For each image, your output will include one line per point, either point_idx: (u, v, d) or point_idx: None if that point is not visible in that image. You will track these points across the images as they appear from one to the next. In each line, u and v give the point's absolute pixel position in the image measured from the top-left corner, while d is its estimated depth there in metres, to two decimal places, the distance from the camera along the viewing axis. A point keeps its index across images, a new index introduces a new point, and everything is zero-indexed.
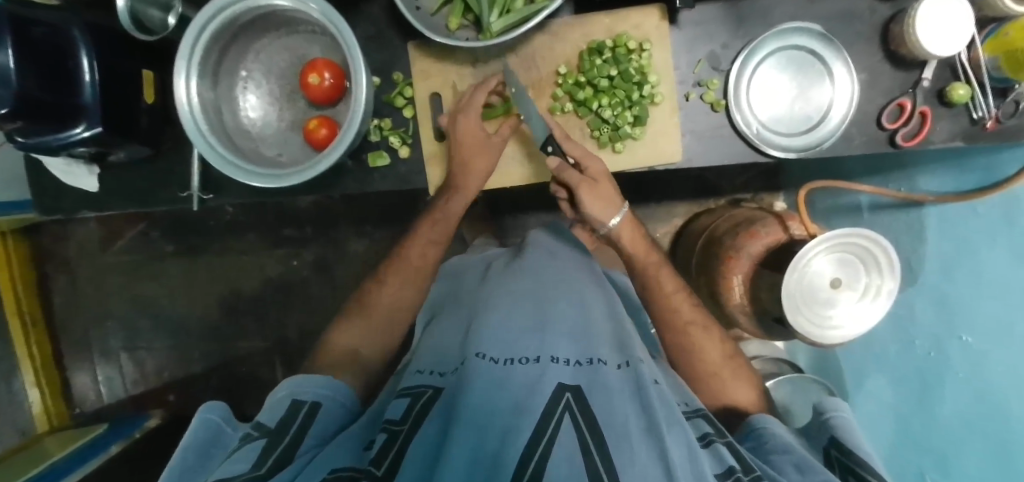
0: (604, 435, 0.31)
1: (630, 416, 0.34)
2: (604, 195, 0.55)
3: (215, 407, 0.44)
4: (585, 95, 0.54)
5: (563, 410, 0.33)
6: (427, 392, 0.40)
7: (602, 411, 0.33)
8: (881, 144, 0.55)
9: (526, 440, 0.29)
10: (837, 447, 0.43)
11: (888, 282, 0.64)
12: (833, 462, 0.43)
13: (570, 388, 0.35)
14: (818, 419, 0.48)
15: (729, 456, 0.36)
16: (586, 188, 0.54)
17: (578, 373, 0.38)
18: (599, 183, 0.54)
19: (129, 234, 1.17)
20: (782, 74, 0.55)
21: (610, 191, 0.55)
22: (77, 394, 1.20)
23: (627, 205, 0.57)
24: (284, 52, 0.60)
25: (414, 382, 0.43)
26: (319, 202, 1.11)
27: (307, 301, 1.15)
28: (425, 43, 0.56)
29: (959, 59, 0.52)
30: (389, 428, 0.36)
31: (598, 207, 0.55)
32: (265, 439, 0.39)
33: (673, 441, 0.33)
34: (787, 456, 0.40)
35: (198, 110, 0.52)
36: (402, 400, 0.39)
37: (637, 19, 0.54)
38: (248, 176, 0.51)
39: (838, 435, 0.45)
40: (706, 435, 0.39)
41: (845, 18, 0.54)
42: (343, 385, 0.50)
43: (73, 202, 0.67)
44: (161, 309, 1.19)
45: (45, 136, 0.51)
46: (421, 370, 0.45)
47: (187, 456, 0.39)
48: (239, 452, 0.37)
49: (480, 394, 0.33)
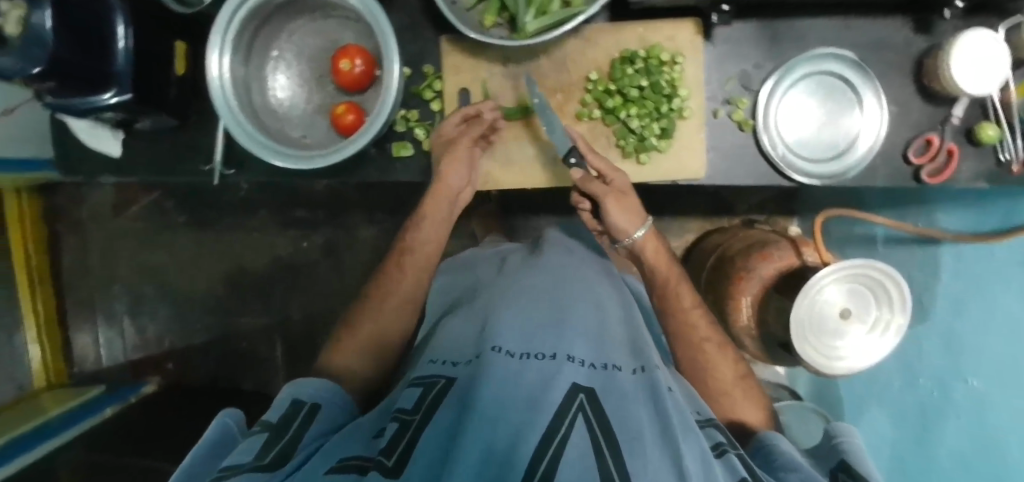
0: (618, 440, 0.31)
1: (644, 423, 0.34)
2: (630, 207, 0.54)
3: (230, 415, 0.45)
4: (614, 103, 0.54)
5: (577, 411, 0.33)
6: (439, 382, 0.40)
7: (615, 416, 0.34)
8: (905, 178, 0.55)
9: (539, 438, 0.30)
10: (846, 470, 0.43)
11: (898, 318, 0.64)
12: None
13: (585, 389, 0.35)
14: (829, 444, 0.48)
15: (741, 468, 0.36)
16: (614, 198, 0.53)
17: (594, 374, 0.38)
18: (624, 194, 0.54)
19: (143, 201, 1.18)
20: (811, 99, 0.55)
21: (634, 203, 0.54)
22: (77, 353, 1.22)
23: (651, 218, 0.56)
24: (317, 35, 0.60)
25: (427, 371, 0.43)
26: (333, 187, 1.11)
27: (313, 284, 1.16)
28: (458, 38, 0.57)
29: (991, 99, 0.52)
30: (401, 417, 0.36)
31: (624, 219, 0.54)
32: (267, 433, 0.39)
33: (686, 449, 0.34)
34: (795, 474, 0.40)
35: (229, 85, 0.53)
36: (414, 389, 0.40)
37: (671, 31, 0.54)
38: (274, 155, 0.52)
39: (848, 458, 0.44)
40: (720, 445, 0.39)
41: (879, 49, 0.54)
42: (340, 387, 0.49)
43: (96, 165, 0.67)
44: (167, 278, 1.20)
45: (73, 99, 0.51)
46: (435, 359, 0.45)
47: (198, 452, 0.39)
48: (243, 445, 0.37)
49: (495, 388, 0.34)
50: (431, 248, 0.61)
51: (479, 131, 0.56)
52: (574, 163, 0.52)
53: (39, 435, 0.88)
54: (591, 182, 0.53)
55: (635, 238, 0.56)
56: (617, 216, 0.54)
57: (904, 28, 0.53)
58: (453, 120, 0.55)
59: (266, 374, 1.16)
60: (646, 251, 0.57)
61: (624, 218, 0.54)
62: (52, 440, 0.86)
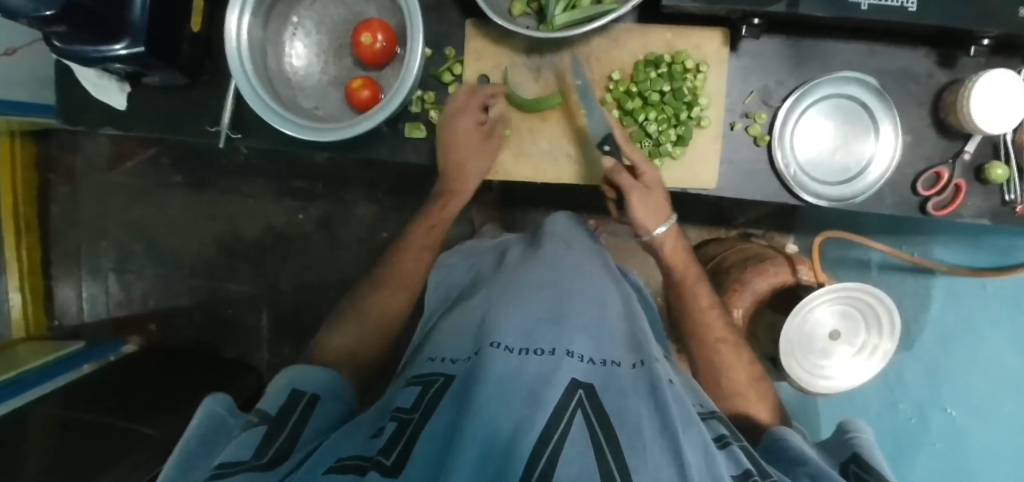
0: (617, 435, 0.32)
1: (644, 417, 0.35)
2: (658, 205, 0.54)
3: (222, 401, 0.44)
4: (633, 105, 0.54)
5: (576, 407, 0.33)
6: (439, 380, 0.40)
7: (614, 411, 0.34)
8: (911, 208, 0.55)
9: (537, 435, 0.30)
10: (857, 463, 0.43)
11: (885, 343, 0.65)
12: (849, 476, 0.43)
13: (584, 385, 0.36)
14: (840, 438, 0.48)
15: (744, 459, 0.36)
16: (637, 193, 0.53)
17: (592, 369, 0.38)
18: (653, 190, 0.53)
19: (139, 157, 1.15)
20: (828, 121, 0.55)
21: (660, 198, 0.54)
22: (59, 306, 1.20)
23: (676, 214, 0.57)
24: (339, 6, 0.59)
25: (426, 369, 0.44)
26: (335, 160, 1.10)
27: (306, 257, 1.15)
28: (483, 24, 0.56)
29: (1004, 138, 0.52)
30: (399, 416, 0.37)
31: (649, 214, 0.54)
32: (266, 426, 0.39)
33: (687, 444, 0.34)
34: (804, 467, 0.40)
35: (246, 49, 0.52)
36: (413, 388, 0.41)
37: (697, 39, 0.54)
38: (286, 124, 0.51)
39: (859, 451, 0.44)
40: (723, 436, 0.40)
41: (901, 78, 0.54)
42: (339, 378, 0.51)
43: (98, 117, 0.66)
44: (157, 237, 1.18)
45: (84, 47, 0.50)
46: (434, 357, 0.45)
47: (189, 442, 0.39)
48: (241, 438, 0.37)
49: (493, 383, 0.34)
50: None
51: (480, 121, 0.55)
52: (608, 151, 0.54)
53: (17, 385, 0.86)
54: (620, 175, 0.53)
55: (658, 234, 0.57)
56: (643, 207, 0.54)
57: (927, 60, 0.53)
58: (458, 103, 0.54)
59: (251, 343, 1.16)
60: (666, 247, 0.58)
61: (646, 213, 0.54)
62: (29, 392, 0.84)
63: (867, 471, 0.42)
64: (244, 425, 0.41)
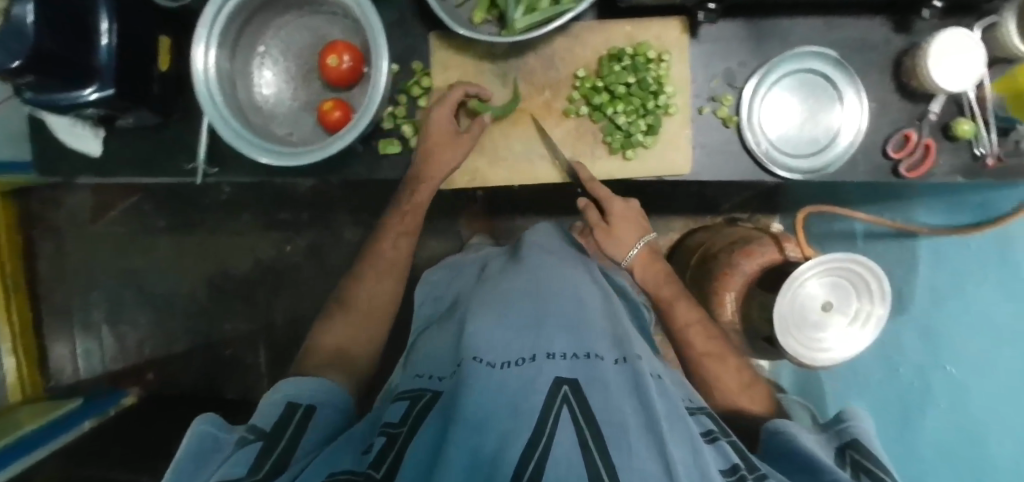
0: (603, 432, 0.31)
1: (629, 414, 0.34)
2: (633, 219, 0.61)
3: (209, 419, 0.42)
4: (601, 100, 0.55)
5: (562, 404, 0.34)
6: (426, 394, 0.41)
7: (601, 405, 0.34)
8: (885, 173, 0.56)
9: (525, 442, 0.30)
10: (855, 449, 0.43)
11: (877, 309, 0.64)
12: (847, 461, 0.42)
13: (569, 382, 0.36)
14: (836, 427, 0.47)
15: (733, 454, 0.36)
16: (599, 231, 0.61)
17: (574, 366, 0.38)
18: (624, 210, 0.60)
19: (122, 205, 1.15)
20: (794, 97, 0.56)
21: (635, 213, 0.61)
22: (53, 365, 1.18)
23: (654, 233, 0.62)
24: (304, 31, 0.60)
25: (412, 386, 0.44)
26: (317, 188, 1.10)
27: (298, 287, 1.14)
28: (447, 35, 0.57)
29: (965, 96, 0.54)
30: (388, 430, 0.37)
31: (625, 231, 0.60)
32: (261, 443, 0.39)
33: (675, 438, 0.33)
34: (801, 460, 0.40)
35: (214, 80, 0.52)
36: (401, 403, 0.41)
37: (656, 30, 0.55)
38: (260, 153, 0.51)
39: (856, 436, 0.44)
40: (711, 431, 0.39)
41: (860, 48, 0.55)
42: (338, 387, 0.50)
43: (75, 166, 0.66)
44: (148, 284, 1.17)
45: (55, 95, 0.51)
46: (420, 374, 0.46)
47: (179, 470, 0.37)
48: (235, 457, 0.36)
49: (477, 393, 0.34)
50: (391, 261, 0.62)
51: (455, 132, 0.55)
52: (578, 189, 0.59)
53: (21, 447, 0.84)
54: (590, 214, 0.61)
55: (638, 250, 0.60)
56: (616, 233, 0.60)
57: (883, 28, 0.55)
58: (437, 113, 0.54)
59: (252, 382, 1.14)
60: (638, 272, 0.61)
61: (623, 235, 0.60)
62: (31, 455, 0.82)
63: (865, 457, 0.41)
64: (236, 444, 0.39)
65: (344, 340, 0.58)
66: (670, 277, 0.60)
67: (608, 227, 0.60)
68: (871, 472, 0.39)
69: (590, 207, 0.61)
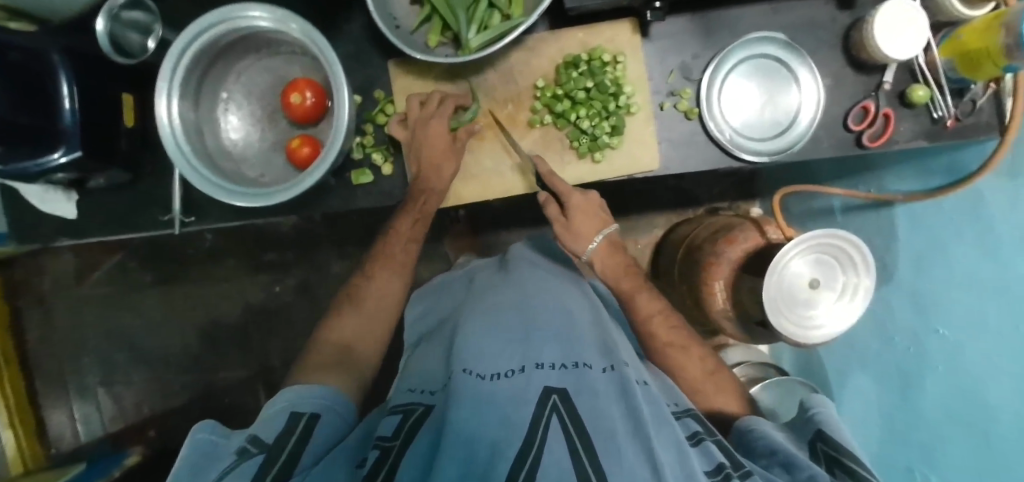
0: (593, 438, 0.31)
1: (617, 419, 0.34)
2: (593, 213, 0.58)
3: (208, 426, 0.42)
4: (563, 107, 0.56)
5: (551, 413, 0.34)
6: (419, 408, 0.41)
7: (590, 412, 0.34)
8: (849, 145, 0.57)
9: (516, 450, 0.30)
10: (824, 441, 0.43)
11: (864, 280, 0.63)
12: (819, 455, 0.42)
13: (557, 390, 0.36)
14: (804, 417, 0.48)
15: (718, 454, 0.36)
16: (559, 227, 0.58)
17: (564, 376, 0.38)
18: (583, 202, 0.58)
19: (106, 265, 1.14)
20: (750, 82, 0.57)
21: (595, 206, 0.59)
22: (52, 434, 1.16)
23: (615, 225, 0.60)
24: (265, 73, 0.61)
25: (404, 399, 0.44)
26: (300, 226, 1.10)
27: (291, 327, 1.13)
28: (406, 61, 0.58)
29: (916, 63, 0.56)
30: (381, 444, 0.36)
31: (587, 226, 0.58)
32: (263, 455, 0.38)
33: (661, 444, 0.33)
34: (774, 457, 0.40)
35: (181, 130, 0.53)
36: (392, 417, 0.41)
37: (608, 33, 0.56)
38: (234, 196, 0.51)
39: (824, 428, 0.45)
40: (696, 433, 0.39)
41: (808, 28, 0.57)
42: (342, 396, 0.49)
43: (50, 231, 0.65)
44: (140, 341, 1.16)
45: (21, 162, 0.50)
46: (411, 388, 0.46)
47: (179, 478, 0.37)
48: (237, 470, 0.36)
49: (468, 402, 0.34)
50: (380, 293, 0.61)
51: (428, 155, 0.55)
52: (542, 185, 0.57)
53: None
54: (550, 209, 0.58)
55: (598, 244, 0.59)
56: (577, 228, 0.58)
57: (827, 7, 0.56)
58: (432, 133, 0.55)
59: None
60: (601, 266, 0.60)
61: (584, 229, 0.58)
62: None
63: (835, 449, 0.42)
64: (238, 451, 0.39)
65: (343, 342, 0.57)
66: (630, 269, 0.60)
67: (568, 222, 0.58)
68: (843, 464, 0.40)
69: (550, 202, 0.58)
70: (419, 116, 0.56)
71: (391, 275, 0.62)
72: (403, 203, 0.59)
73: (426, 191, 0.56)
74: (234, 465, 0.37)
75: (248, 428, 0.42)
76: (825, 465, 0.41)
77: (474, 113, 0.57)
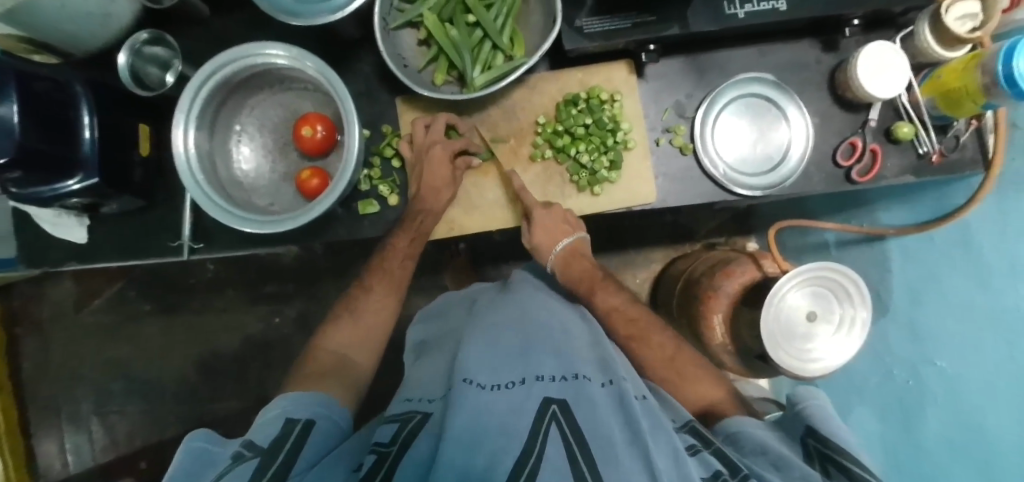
0: (590, 448, 0.32)
1: (615, 429, 0.35)
2: (555, 227, 0.58)
3: (202, 434, 0.41)
4: (563, 142, 0.58)
5: (551, 422, 0.35)
6: (417, 415, 0.42)
7: (588, 422, 0.35)
8: (839, 181, 0.59)
9: (514, 460, 0.31)
10: (814, 436, 0.44)
11: (861, 312, 0.64)
12: (810, 450, 0.43)
13: (557, 400, 0.37)
14: (794, 410, 0.48)
15: (716, 462, 0.37)
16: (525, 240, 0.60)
17: (562, 386, 0.39)
18: (545, 219, 0.58)
19: (105, 294, 1.15)
20: (742, 120, 0.60)
21: (558, 220, 0.58)
22: (42, 463, 1.15)
23: (580, 234, 0.60)
24: (278, 107, 0.63)
25: (403, 408, 0.44)
26: (302, 257, 1.11)
27: (287, 358, 1.13)
28: (413, 98, 0.61)
29: (900, 102, 0.58)
30: (378, 450, 0.38)
31: (549, 241, 0.59)
32: (257, 459, 0.38)
33: (659, 450, 0.34)
34: (764, 455, 0.39)
35: (196, 158, 0.55)
36: (391, 425, 0.42)
37: (607, 73, 0.59)
38: (243, 223, 0.53)
39: (813, 423, 0.45)
40: (694, 444, 0.40)
41: (794, 69, 0.60)
42: (334, 399, 0.50)
43: (59, 256, 0.67)
44: (135, 370, 1.15)
45: (38, 187, 0.53)
46: (410, 398, 0.46)
47: None
48: (232, 473, 0.36)
49: (468, 414, 0.35)
50: (381, 324, 0.62)
51: (433, 187, 0.57)
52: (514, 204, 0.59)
53: None
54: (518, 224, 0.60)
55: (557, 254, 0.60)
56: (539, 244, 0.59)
57: (813, 49, 0.59)
58: (440, 164, 0.57)
59: None
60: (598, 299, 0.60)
61: (549, 242, 0.59)
62: None
63: (824, 444, 0.42)
64: (231, 454, 0.39)
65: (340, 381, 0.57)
66: (621, 298, 0.61)
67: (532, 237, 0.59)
68: (836, 461, 0.40)
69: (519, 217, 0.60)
70: (425, 148, 0.58)
71: (392, 306, 0.63)
72: (400, 225, 0.59)
73: (423, 212, 0.57)
74: (229, 468, 0.37)
75: (243, 434, 0.42)
76: (817, 461, 0.41)
77: (487, 157, 0.61)
